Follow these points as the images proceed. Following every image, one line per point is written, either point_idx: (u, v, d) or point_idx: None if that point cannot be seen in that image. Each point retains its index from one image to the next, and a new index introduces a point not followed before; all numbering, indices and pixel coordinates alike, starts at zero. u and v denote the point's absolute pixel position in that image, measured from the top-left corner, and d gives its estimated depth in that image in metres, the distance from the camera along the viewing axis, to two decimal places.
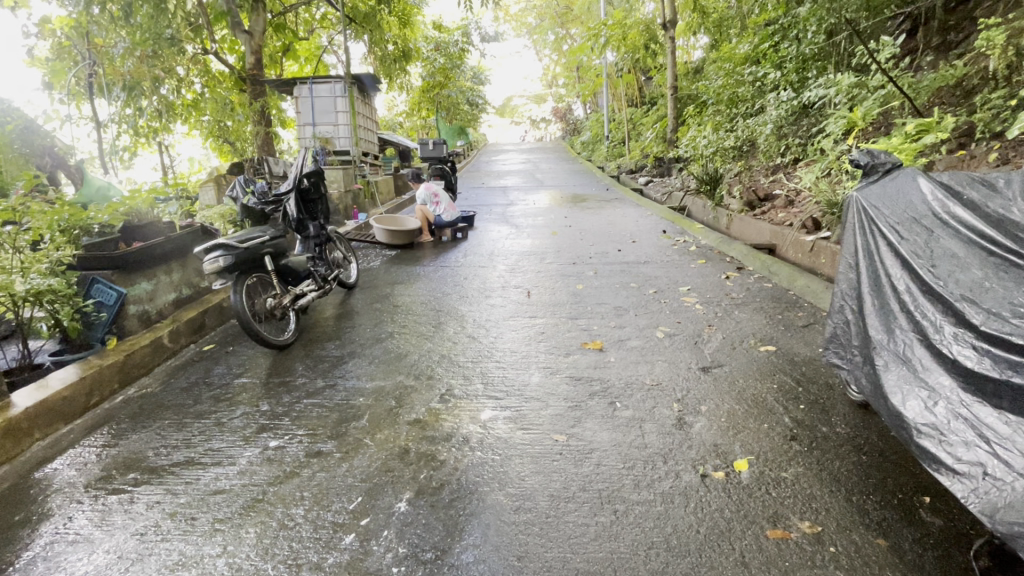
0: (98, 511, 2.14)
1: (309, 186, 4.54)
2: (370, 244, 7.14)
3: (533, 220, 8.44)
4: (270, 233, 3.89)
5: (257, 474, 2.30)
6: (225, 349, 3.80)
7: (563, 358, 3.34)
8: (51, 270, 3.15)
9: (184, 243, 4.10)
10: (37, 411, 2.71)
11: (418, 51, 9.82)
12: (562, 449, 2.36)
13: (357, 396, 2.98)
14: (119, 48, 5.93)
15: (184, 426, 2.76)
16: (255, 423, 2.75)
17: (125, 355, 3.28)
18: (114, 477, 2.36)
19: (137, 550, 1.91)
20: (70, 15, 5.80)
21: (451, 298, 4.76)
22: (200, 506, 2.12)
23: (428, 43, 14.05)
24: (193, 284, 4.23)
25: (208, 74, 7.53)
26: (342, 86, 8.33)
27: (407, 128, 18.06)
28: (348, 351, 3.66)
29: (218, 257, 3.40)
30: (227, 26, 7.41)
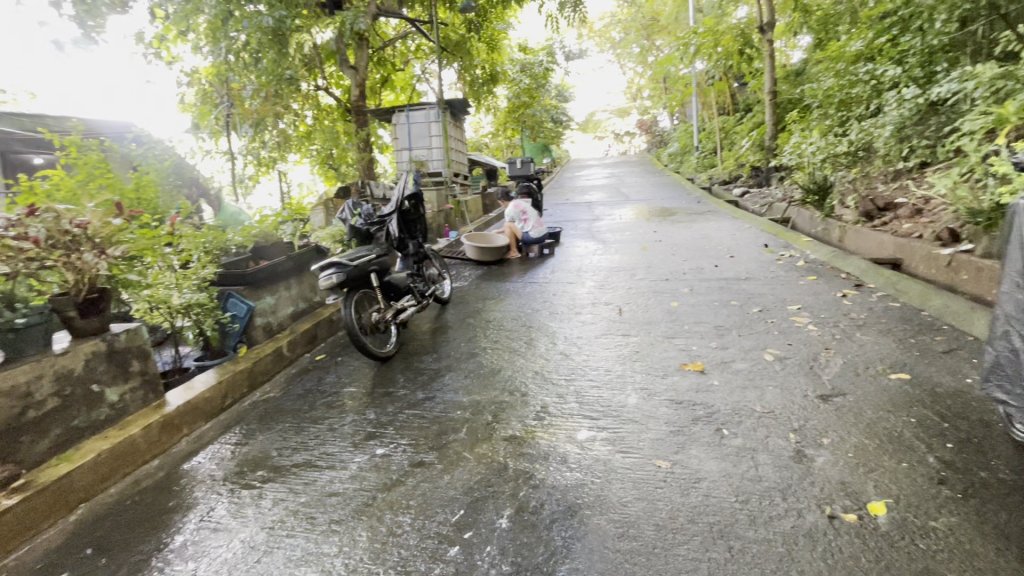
0: (234, 503, 2.38)
1: (409, 208, 4.83)
2: (460, 261, 7.42)
3: (620, 235, 8.28)
4: (376, 252, 4.16)
5: (367, 480, 2.44)
6: (335, 359, 4.11)
7: (662, 379, 3.21)
8: (199, 285, 3.57)
9: (301, 261, 4.52)
10: (186, 409, 3.10)
11: (506, 73, 10.09)
12: (666, 476, 2.26)
13: (454, 409, 3.07)
14: (249, 90, 6.85)
15: (302, 430, 3.00)
16: (363, 431, 2.93)
17: (253, 363, 3.66)
18: (245, 473, 2.62)
19: (266, 542, 2.09)
20: (212, 64, 6.70)
21: (542, 314, 4.77)
22: (319, 507, 2.28)
23: (515, 65, 14.32)
24: (307, 298, 4.64)
25: (318, 107, 8.13)
26: (436, 111, 8.79)
27: (493, 148, 18.55)
28: (445, 365, 3.79)
29: (332, 274, 3.69)
30: (336, 63, 8.17)
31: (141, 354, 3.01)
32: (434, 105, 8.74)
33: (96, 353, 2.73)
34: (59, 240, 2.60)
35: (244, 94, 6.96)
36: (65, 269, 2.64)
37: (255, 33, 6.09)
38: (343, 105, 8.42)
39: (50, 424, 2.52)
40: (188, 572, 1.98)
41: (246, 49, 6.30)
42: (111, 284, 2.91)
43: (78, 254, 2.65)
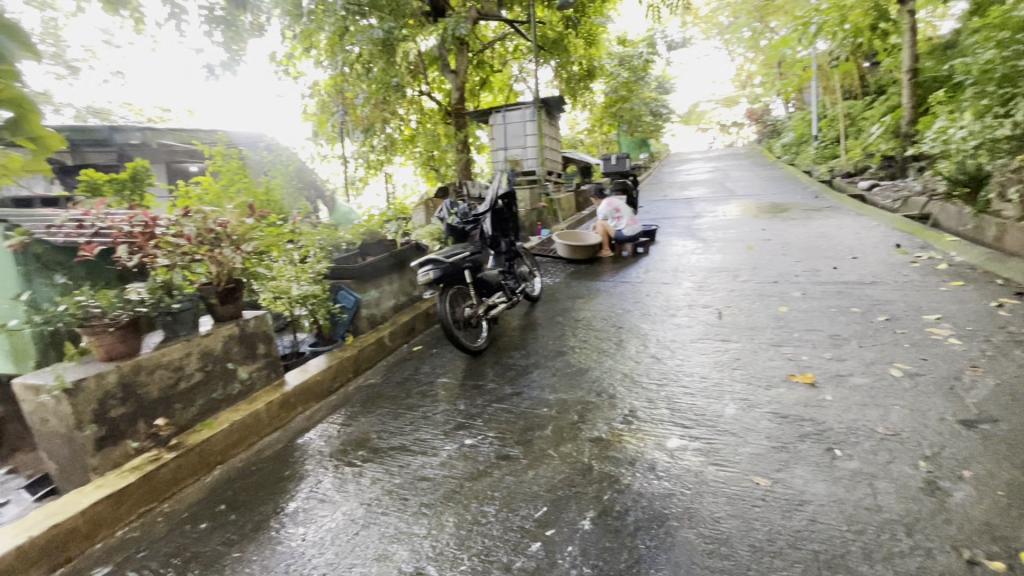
0: (338, 478, 2.61)
1: (503, 206, 4.88)
2: (552, 259, 7.44)
3: (723, 234, 7.77)
4: (470, 250, 4.31)
5: (455, 468, 2.55)
6: (430, 351, 4.34)
7: (765, 390, 2.97)
8: (314, 278, 3.95)
9: (402, 257, 4.83)
10: (301, 389, 3.46)
11: (603, 68, 9.89)
12: (764, 495, 2.09)
13: (541, 406, 3.09)
14: (361, 98, 7.36)
15: (399, 416, 3.21)
16: (453, 420, 3.06)
17: (357, 351, 3.99)
18: (348, 451, 2.86)
19: (364, 517, 2.26)
20: (330, 76, 7.36)
21: (633, 315, 4.64)
22: (411, 489, 2.42)
23: (613, 59, 14.00)
24: (407, 292, 4.95)
25: (422, 112, 8.48)
26: (531, 110, 8.87)
27: (588, 144, 18.32)
28: (533, 361, 3.83)
29: (429, 270, 3.88)
30: (438, 68, 8.55)
31: (266, 339, 3.43)
32: (530, 104, 8.81)
33: (231, 335, 3.18)
34: (206, 236, 3.00)
35: (357, 102, 7.51)
36: (210, 262, 3.05)
37: (368, 45, 6.60)
38: (444, 108, 8.78)
39: (195, 394, 2.95)
40: (299, 536, 2.20)
41: (358, 60, 6.88)
42: (243, 276, 3.34)
43: (220, 249, 3.06)
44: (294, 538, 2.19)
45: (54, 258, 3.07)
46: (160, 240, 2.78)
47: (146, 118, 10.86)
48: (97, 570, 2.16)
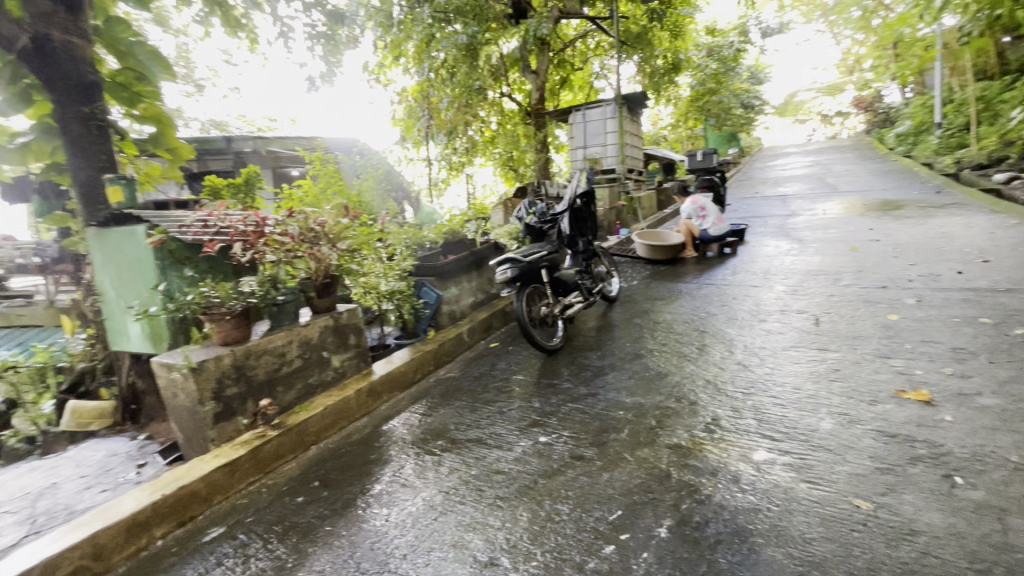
0: (418, 465, 2.75)
1: (581, 206, 4.83)
2: (631, 259, 7.27)
3: (822, 234, 7.15)
4: (547, 249, 4.32)
5: (530, 464, 2.58)
6: (506, 349, 4.42)
7: (869, 406, 2.70)
8: (400, 275, 4.17)
9: (481, 256, 4.97)
10: (386, 379, 3.68)
11: (690, 60, 9.48)
12: (865, 519, 1.91)
13: (616, 408, 3.04)
14: (444, 103, 7.62)
15: (476, 410, 3.31)
16: (527, 417, 3.10)
17: (438, 346, 4.16)
18: (428, 441, 3.00)
19: (442, 504, 2.36)
20: (416, 82, 7.75)
21: (718, 319, 4.41)
22: (487, 481, 2.49)
23: (700, 50, 13.38)
24: (484, 290, 5.09)
25: (502, 113, 8.63)
26: (612, 108, 8.72)
27: (672, 140, 17.68)
28: (609, 363, 3.78)
29: (506, 269, 3.94)
30: (520, 70, 8.67)
31: (356, 330, 3.69)
32: (611, 101, 8.66)
33: (327, 327, 3.46)
34: (307, 234, 3.27)
35: (441, 106, 7.70)
36: (310, 258, 3.32)
37: (452, 50, 6.88)
38: (524, 109, 8.86)
39: (295, 378, 3.24)
40: (382, 516, 2.34)
41: (443, 65, 7.19)
42: (338, 272, 3.62)
43: (319, 247, 3.31)
44: (378, 518, 2.34)
45: (181, 253, 3.35)
46: (268, 238, 3.07)
47: (258, 128, 12.08)
48: (213, 529, 2.44)
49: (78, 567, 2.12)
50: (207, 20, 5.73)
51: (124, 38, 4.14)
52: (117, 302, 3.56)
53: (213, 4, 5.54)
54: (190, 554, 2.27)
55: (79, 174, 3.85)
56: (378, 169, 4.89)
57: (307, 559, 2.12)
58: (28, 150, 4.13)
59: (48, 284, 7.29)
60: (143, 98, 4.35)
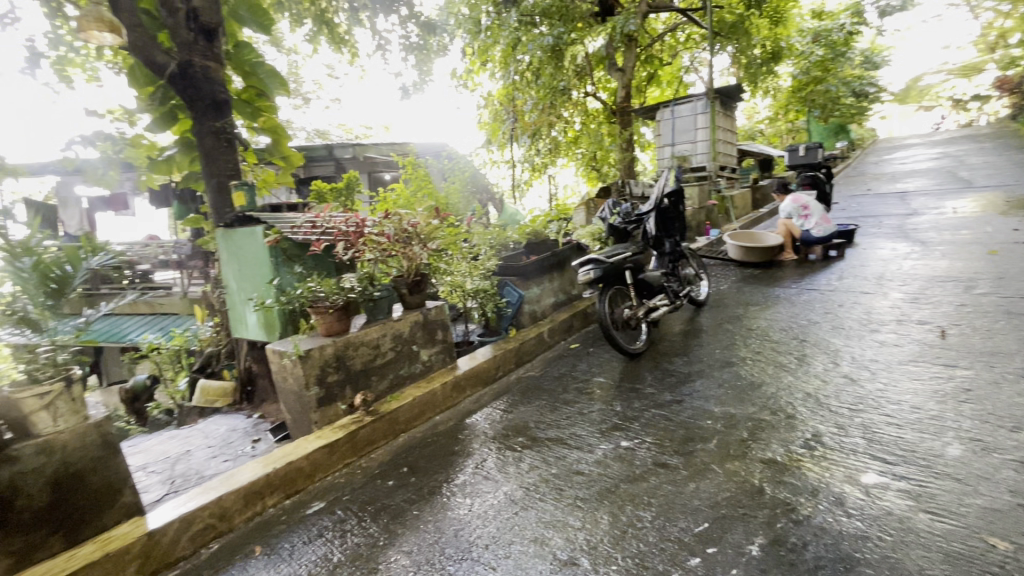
0: (500, 460, 2.82)
1: (668, 205, 4.65)
2: (721, 261, 6.90)
3: (952, 235, 6.30)
4: (632, 250, 4.22)
5: (611, 467, 2.55)
6: (587, 350, 4.39)
7: (1009, 433, 2.35)
8: (484, 275, 4.29)
9: (563, 257, 4.98)
10: (470, 374, 3.80)
11: (792, 47, 8.79)
12: (1002, 561, 1.67)
13: (704, 418, 2.90)
14: (528, 105, 7.68)
15: (556, 409, 3.33)
16: (609, 420, 3.06)
17: (519, 344, 4.24)
18: (510, 436, 3.07)
19: (522, 500, 2.41)
20: (501, 86, 7.90)
21: (821, 327, 4.05)
22: (567, 481, 2.50)
23: (805, 36, 12.34)
24: (565, 290, 5.11)
25: (586, 113, 8.57)
26: (704, 102, 8.31)
27: (769, 135, 16.48)
28: (696, 369, 3.62)
29: (589, 270, 3.91)
30: (605, 68, 8.54)
31: (442, 326, 3.86)
32: (702, 96, 8.26)
33: (416, 322, 3.66)
34: (401, 235, 3.47)
35: (525, 109, 7.75)
36: (403, 257, 3.52)
37: (538, 53, 6.96)
38: (609, 108, 8.72)
39: (388, 369, 3.46)
40: (466, 506, 2.43)
41: (529, 67, 7.27)
42: (427, 271, 3.81)
43: (411, 247, 3.51)
44: (462, 507, 2.43)
45: (292, 251, 3.70)
46: (367, 238, 3.31)
47: (355, 136, 12.98)
48: (316, 503, 2.67)
49: (206, 525, 2.43)
50: (316, 39, 6.28)
51: (250, 59, 4.68)
52: (238, 294, 4.02)
53: (322, 23, 6.09)
54: (296, 523, 2.51)
55: (211, 181, 4.39)
56: (464, 172, 5.03)
57: (397, 539, 2.26)
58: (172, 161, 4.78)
59: (184, 278, 8.39)
60: (264, 112, 4.88)
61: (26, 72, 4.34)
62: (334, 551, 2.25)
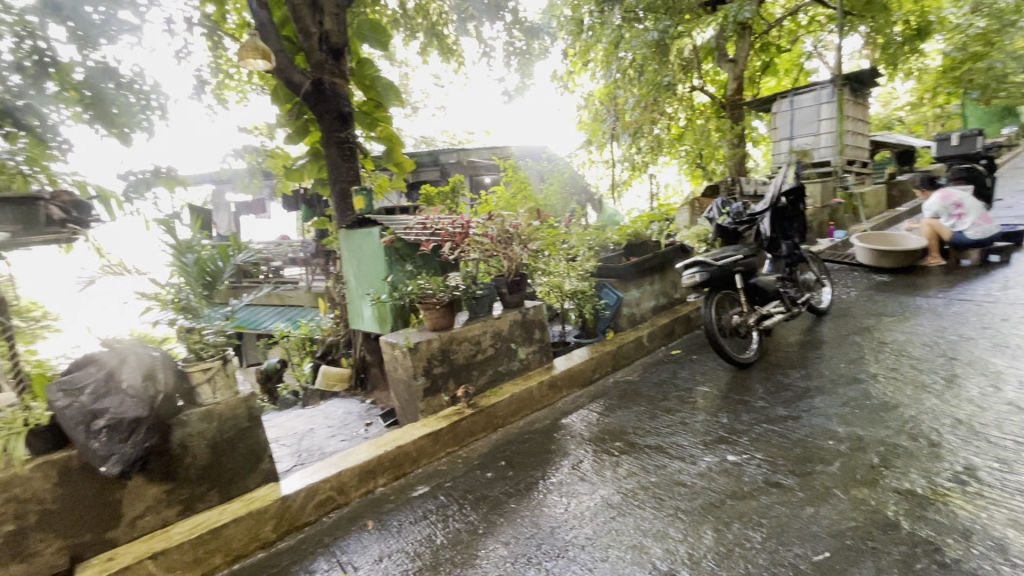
0: (597, 462, 2.79)
1: (785, 204, 4.29)
2: (847, 266, 6.21)
3: None
4: (743, 252, 3.95)
5: (716, 481, 2.42)
6: (690, 357, 4.20)
7: None
8: (582, 276, 4.28)
9: (665, 258, 4.80)
10: (566, 374, 3.82)
11: (944, 21, 7.64)
12: None
13: (826, 438, 2.64)
14: (630, 103, 7.50)
15: (656, 416, 3.23)
16: (714, 432, 2.90)
17: (617, 347, 4.16)
18: (606, 440, 3.03)
19: (620, 505, 2.37)
20: (602, 85, 7.80)
21: (977, 345, 3.49)
22: (667, 491, 2.42)
23: (961, 6, 10.64)
24: (666, 294, 4.95)
25: (692, 108, 8.13)
26: (830, 90, 7.50)
27: (910, 123, 14.47)
28: (816, 384, 3.30)
29: (695, 273, 3.73)
30: (714, 60, 8.06)
31: (540, 326, 3.92)
32: (828, 83, 7.46)
33: (515, 320, 3.75)
34: (502, 236, 3.57)
35: (626, 107, 7.58)
36: (504, 258, 3.61)
37: (642, 49, 6.77)
38: (718, 102, 8.24)
39: (487, 365, 3.59)
40: (562, 505, 2.45)
41: (632, 65, 7.09)
42: (526, 271, 3.91)
43: (512, 247, 3.60)
44: (558, 505, 2.45)
45: (403, 250, 3.98)
46: (471, 239, 3.45)
47: (458, 141, 13.58)
48: (421, 486, 2.85)
49: (328, 496, 2.70)
50: (427, 51, 6.69)
51: (370, 74, 5.08)
52: (356, 290, 4.40)
53: (433, 36, 6.48)
54: (403, 503, 2.70)
55: (336, 187, 4.85)
56: (563, 173, 5.01)
57: (496, 529, 2.34)
58: (303, 170, 5.36)
59: (309, 274, 9.37)
60: (380, 122, 5.29)
61: (194, 98, 5.12)
62: (437, 534, 2.38)
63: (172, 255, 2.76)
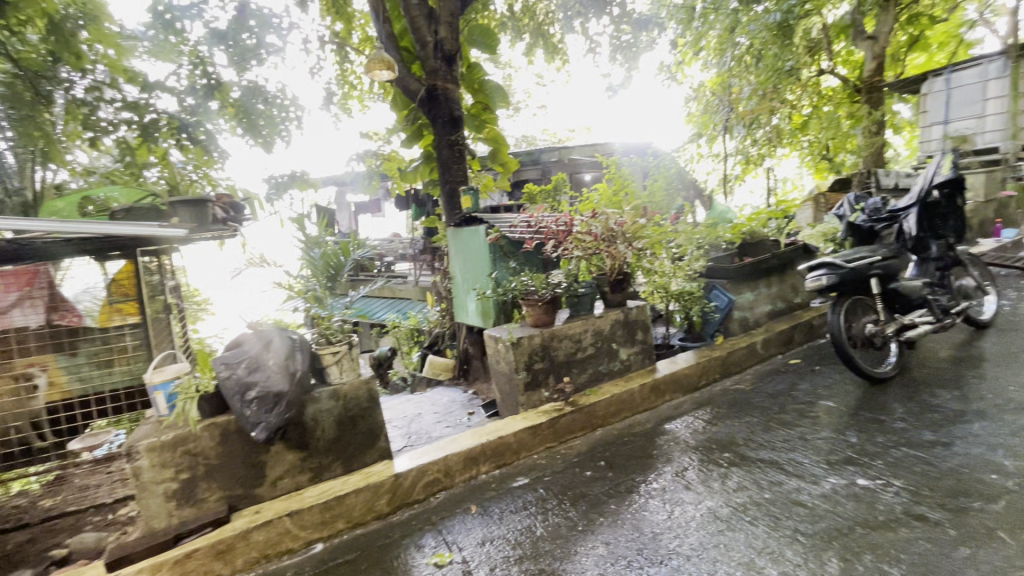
0: (703, 472, 2.66)
1: (938, 198, 3.70)
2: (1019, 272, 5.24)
3: None
4: (882, 253, 3.52)
5: (842, 505, 2.19)
6: (812, 369, 3.83)
7: None
8: (691, 275, 4.09)
9: (785, 259, 4.42)
10: (670, 379, 3.68)
11: None
12: None
13: (986, 471, 2.26)
14: (746, 92, 6.95)
15: (771, 429, 2.99)
16: (840, 452, 2.63)
17: (726, 353, 3.93)
18: (714, 450, 2.87)
19: (728, 519, 2.24)
20: (714, 74, 7.35)
21: None
22: (784, 510, 2.24)
23: None
24: (785, 298, 4.58)
25: (819, 94, 7.25)
26: (1001, 63, 6.34)
27: None
28: (974, 408, 2.84)
29: (821, 276, 3.38)
30: (849, 38, 7.19)
31: (643, 327, 3.82)
32: (1000, 55, 6.31)
33: (617, 320, 3.69)
34: (607, 234, 3.53)
35: (742, 96, 7.04)
36: (606, 256, 3.58)
37: (761, 33, 6.25)
38: (852, 85, 7.03)
39: (587, 364, 3.58)
40: (665, 511, 2.38)
41: (749, 51, 6.57)
42: (630, 271, 3.81)
43: (616, 245, 3.56)
44: (660, 512, 2.38)
45: (507, 248, 4.09)
46: (574, 237, 3.48)
47: (560, 139, 13.61)
48: (521, 478, 2.93)
49: (436, 477, 2.88)
50: (532, 51, 6.78)
51: (480, 79, 5.30)
52: (462, 285, 4.62)
53: (539, 36, 6.54)
54: (504, 492, 2.80)
55: (446, 187, 5.09)
56: (669, 169, 4.81)
57: (595, 528, 2.34)
58: (416, 172, 5.69)
59: (418, 269, 9.98)
60: (487, 124, 5.49)
61: (324, 109, 5.70)
62: (537, 526, 2.43)
63: (302, 249, 3.13)
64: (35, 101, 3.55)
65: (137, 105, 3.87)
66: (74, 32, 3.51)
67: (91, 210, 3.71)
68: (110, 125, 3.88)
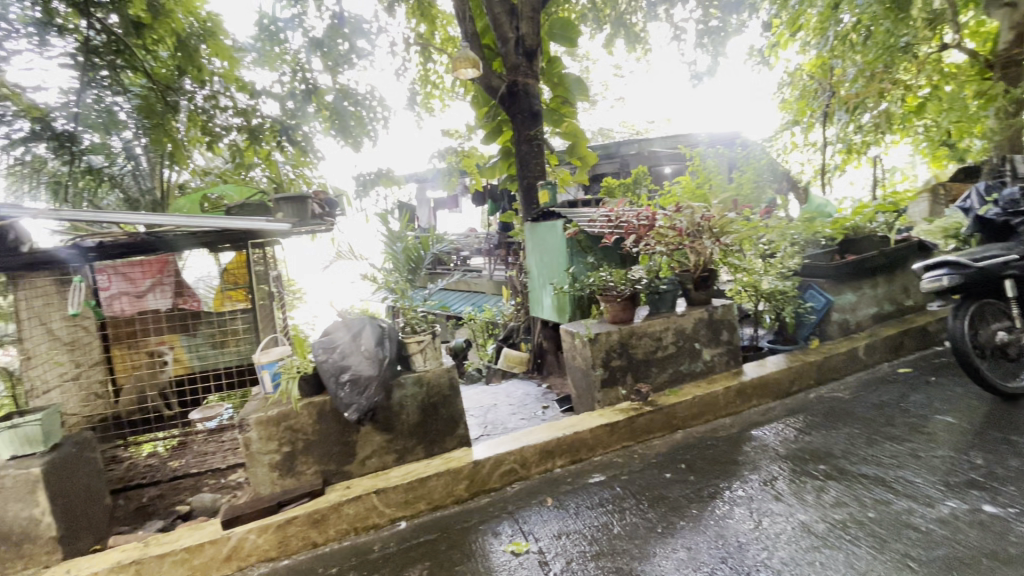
0: (795, 483, 2.49)
1: None
2: None
3: None
4: (1020, 252, 3.09)
5: (964, 533, 1.96)
6: (926, 379, 3.44)
7: None
8: (785, 273, 3.81)
9: (895, 257, 4.00)
10: (757, 383, 3.47)
11: None
12: None
13: None
14: (851, 74, 6.28)
15: (875, 443, 2.73)
16: (961, 473, 2.34)
17: (822, 358, 3.63)
18: (807, 461, 2.68)
19: (825, 536, 2.08)
20: (812, 57, 6.77)
21: None
22: (891, 531, 2.04)
23: None
24: (894, 300, 4.15)
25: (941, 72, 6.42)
26: None
27: None
28: None
29: (941, 276, 3.01)
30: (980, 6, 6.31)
31: (728, 326, 3.63)
32: None
33: (701, 318, 3.54)
34: (692, 229, 3.39)
35: (846, 79, 6.40)
36: (690, 251, 3.45)
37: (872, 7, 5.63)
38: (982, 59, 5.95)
39: (667, 363, 3.46)
40: (752, 521, 2.25)
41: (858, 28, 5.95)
42: (716, 267, 3.63)
43: (701, 240, 3.41)
44: (747, 521, 2.26)
45: (586, 242, 4.04)
46: (657, 232, 3.37)
47: (638, 131, 13.21)
48: (597, 474, 2.90)
49: (512, 467, 2.93)
50: (613, 42, 6.63)
51: (560, 72, 5.25)
52: (538, 278, 4.64)
53: (620, 26, 6.38)
54: (579, 487, 2.79)
55: (523, 182, 5.11)
56: (760, 159, 4.51)
57: (675, 531, 2.27)
58: (495, 167, 5.77)
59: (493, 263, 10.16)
60: (566, 117, 5.46)
61: (408, 109, 5.94)
62: (613, 523, 2.40)
63: (385, 243, 3.28)
64: (165, 111, 3.87)
65: (247, 111, 4.28)
66: (197, 47, 3.85)
67: (208, 206, 4.18)
68: (222, 130, 4.31)
